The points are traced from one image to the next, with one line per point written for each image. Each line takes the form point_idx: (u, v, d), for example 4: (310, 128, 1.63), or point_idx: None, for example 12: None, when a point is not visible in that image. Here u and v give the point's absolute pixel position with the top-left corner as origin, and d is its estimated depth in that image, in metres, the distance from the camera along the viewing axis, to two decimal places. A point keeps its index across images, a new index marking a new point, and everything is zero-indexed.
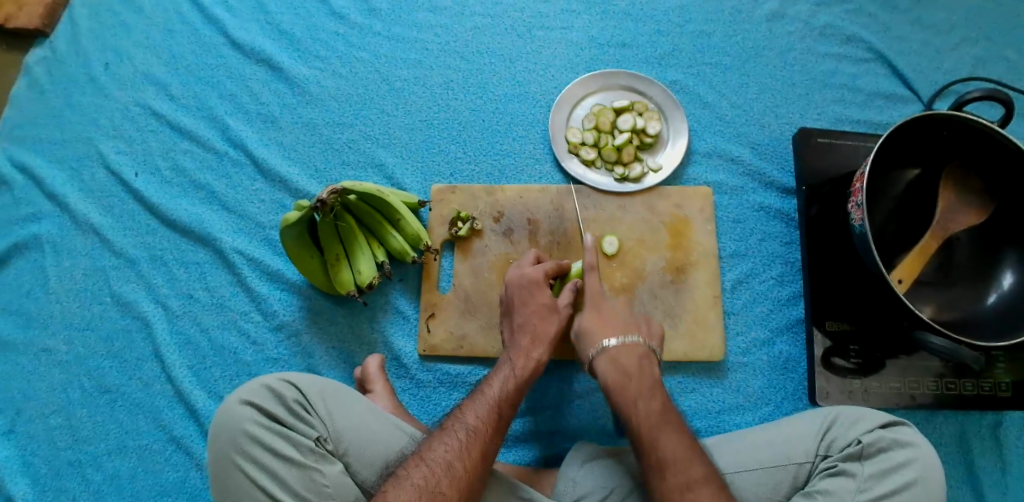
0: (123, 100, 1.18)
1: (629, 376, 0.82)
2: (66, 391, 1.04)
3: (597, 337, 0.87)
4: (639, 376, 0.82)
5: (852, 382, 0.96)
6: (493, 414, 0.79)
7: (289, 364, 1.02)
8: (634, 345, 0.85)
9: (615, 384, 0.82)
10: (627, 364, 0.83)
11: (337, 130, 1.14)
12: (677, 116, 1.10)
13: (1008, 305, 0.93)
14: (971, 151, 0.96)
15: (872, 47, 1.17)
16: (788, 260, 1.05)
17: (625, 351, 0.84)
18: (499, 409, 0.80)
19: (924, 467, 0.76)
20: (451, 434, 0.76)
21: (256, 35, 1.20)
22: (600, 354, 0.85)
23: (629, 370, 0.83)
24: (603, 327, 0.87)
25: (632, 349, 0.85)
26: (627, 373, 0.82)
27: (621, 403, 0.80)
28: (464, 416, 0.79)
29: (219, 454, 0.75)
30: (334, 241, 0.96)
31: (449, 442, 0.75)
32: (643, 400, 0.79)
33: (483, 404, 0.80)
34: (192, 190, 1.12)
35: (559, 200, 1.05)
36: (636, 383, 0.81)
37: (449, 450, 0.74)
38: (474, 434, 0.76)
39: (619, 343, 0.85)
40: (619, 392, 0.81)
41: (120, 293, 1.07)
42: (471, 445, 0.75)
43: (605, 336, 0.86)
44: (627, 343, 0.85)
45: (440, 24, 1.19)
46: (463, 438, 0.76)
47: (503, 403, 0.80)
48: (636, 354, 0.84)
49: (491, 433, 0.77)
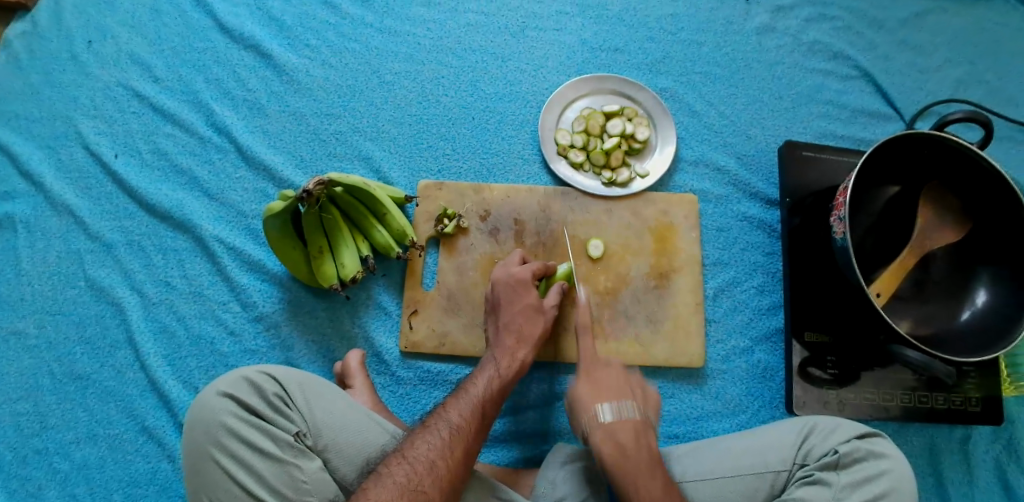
0: (105, 80, 1.15)
1: (626, 452, 0.77)
2: (34, 376, 1.01)
3: (592, 405, 0.82)
4: (635, 450, 0.77)
5: (828, 393, 0.98)
6: (477, 413, 0.79)
7: (267, 355, 1.01)
8: (629, 416, 0.80)
9: (613, 459, 0.77)
10: (625, 440, 0.78)
11: (325, 121, 1.12)
12: (666, 124, 1.11)
13: (980, 323, 0.96)
14: (950, 171, 0.99)
15: (858, 64, 1.19)
16: (769, 270, 1.06)
17: (621, 424, 0.79)
18: (483, 409, 0.80)
19: (899, 477, 0.77)
20: (434, 433, 0.75)
21: (245, 21, 1.18)
22: (596, 425, 0.80)
23: (627, 446, 0.78)
24: (599, 397, 0.83)
25: (628, 423, 0.80)
26: (625, 449, 0.77)
27: (621, 483, 0.75)
28: (447, 415, 0.78)
29: (196, 447, 0.73)
30: (319, 233, 0.95)
31: (432, 441, 0.74)
32: (642, 480, 0.75)
33: (467, 404, 0.80)
34: (173, 175, 1.10)
35: (546, 201, 1.05)
36: (635, 461, 0.76)
37: (432, 449, 0.73)
38: (458, 432, 0.76)
39: (615, 415, 0.80)
40: (614, 464, 0.76)
41: (95, 277, 1.05)
42: (454, 444, 0.74)
43: (600, 409, 0.81)
44: (623, 415, 0.80)
45: (433, 20, 1.18)
46: (447, 436, 0.75)
47: (487, 402, 0.80)
48: (631, 427, 0.79)
49: (474, 432, 0.77)
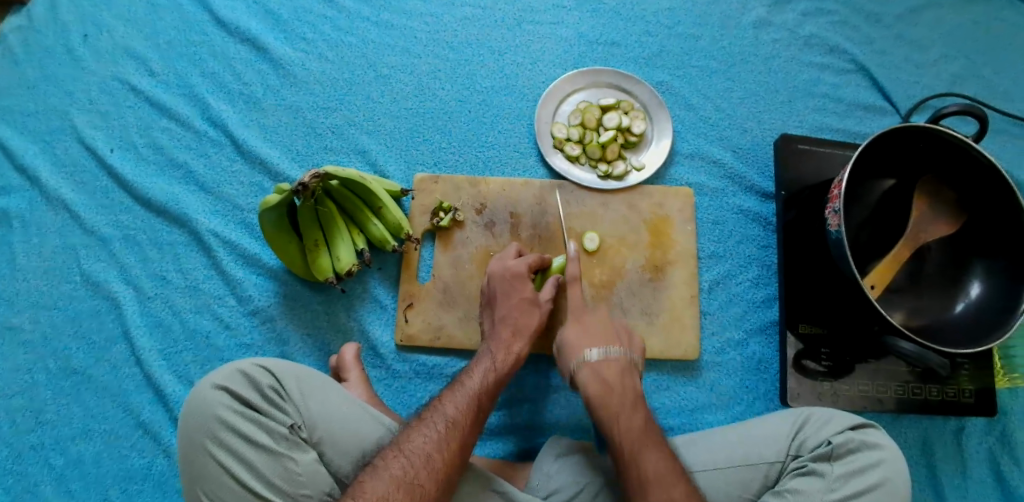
0: (99, 74, 1.15)
1: (611, 389, 0.83)
2: (30, 371, 1.01)
3: (580, 349, 0.87)
4: (620, 390, 0.83)
5: (822, 385, 0.98)
6: (473, 405, 0.79)
7: (263, 349, 1.01)
8: (616, 357, 0.86)
9: (599, 394, 0.83)
10: (610, 376, 0.84)
11: (321, 115, 1.12)
12: (662, 118, 1.11)
13: (973, 315, 0.96)
14: (945, 164, 0.99)
15: (854, 58, 1.19)
16: (764, 263, 1.07)
17: (606, 363, 0.85)
18: (478, 401, 0.80)
19: (892, 468, 0.78)
20: (430, 426, 0.76)
21: (241, 14, 1.17)
22: (583, 364, 0.86)
23: (612, 382, 0.84)
24: (587, 341, 0.88)
25: (614, 362, 0.86)
26: (611, 387, 0.83)
27: (604, 415, 0.81)
28: (443, 408, 0.78)
29: (190, 439, 0.73)
30: (314, 227, 0.95)
31: (428, 434, 0.75)
32: (625, 414, 0.80)
33: (462, 396, 0.80)
34: (169, 170, 1.10)
35: (542, 194, 1.05)
36: (619, 398, 0.82)
37: (428, 442, 0.74)
38: (454, 425, 0.76)
39: (601, 355, 0.86)
40: (600, 404, 0.82)
41: (90, 272, 1.05)
42: (450, 437, 0.75)
43: (588, 348, 0.87)
44: (610, 357, 0.86)
45: (430, 13, 1.18)
46: (443, 429, 0.75)
47: (482, 395, 0.81)
48: (616, 366, 0.85)
49: (470, 425, 0.77)
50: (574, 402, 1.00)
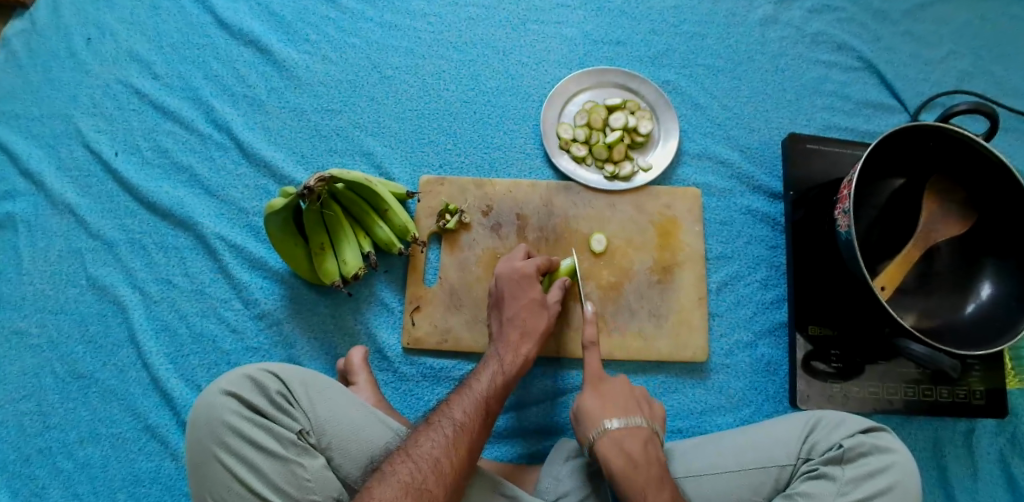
0: (103, 77, 1.14)
1: (636, 465, 0.77)
2: (37, 375, 1.01)
3: (601, 418, 0.82)
4: (645, 464, 0.77)
5: (832, 386, 0.98)
6: (481, 409, 0.79)
7: (270, 353, 1.01)
8: (637, 427, 0.80)
9: (623, 470, 0.76)
10: (634, 449, 0.78)
11: (326, 117, 1.12)
12: (668, 117, 1.10)
13: (984, 315, 0.96)
14: (954, 163, 0.99)
15: (862, 56, 1.18)
16: (773, 264, 1.06)
17: (627, 433, 0.80)
18: (486, 405, 0.79)
19: (902, 471, 0.78)
20: (438, 430, 0.75)
21: (245, 16, 1.17)
22: (605, 437, 0.80)
23: (636, 456, 0.78)
24: (607, 411, 0.82)
25: (637, 433, 0.80)
26: (635, 461, 0.77)
27: (631, 495, 0.75)
28: (451, 411, 0.78)
29: (199, 445, 0.73)
30: (320, 230, 0.95)
31: (436, 438, 0.74)
32: (652, 492, 0.75)
33: (470, 400, 0.79)
34: (174, 173, 1.09)
35: (548, 196, 1.05)
36: (645, 473, 0.76)
37: (436, 446, 0.73)
38: (462, 429, 0.76)
39: (624, 426, 0.80)
40: (626, 481, 0.76)
41: (96, 276, 1.04)
42: (459, 441, 0.74)
43: (608, 417, 0.81)
44: (631, 425, 0.81)
45: (433, 13, 1.17)
46: (451, 434, 0.75)
47: (490, 398, 0.80)
48: (639, 439, 0.79)
49: (477, 428, 0.77)
50: None
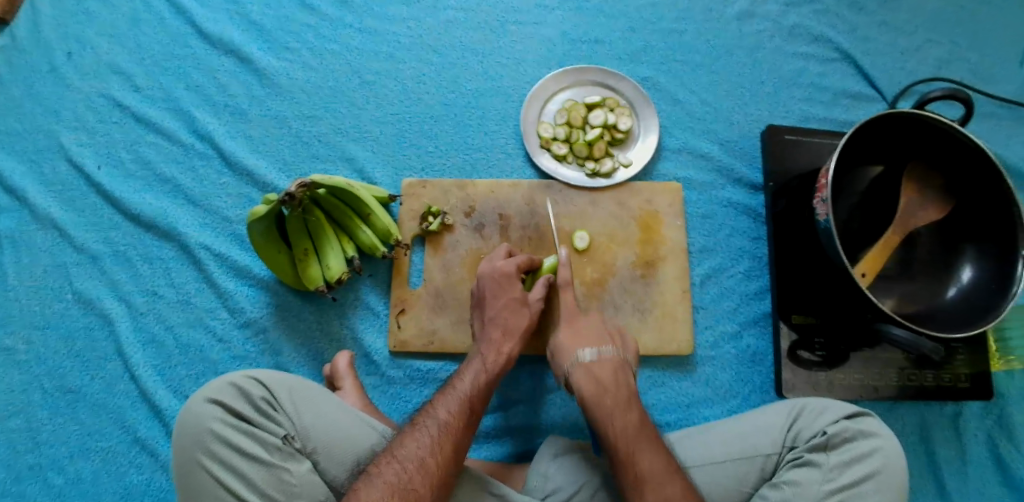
0: (84, 91, 1.14)
1: (606, 389, 0.82)
2: (25, 391, 1.01)
3: (573, 350, 0.87)
4: (615, 389, 0.83)
5: (817, 374, 0.98)
6: (465, 409, 0.79)
7: (257, 361, 1.01)
8: (610, 357, 0.86)
9: (593, 394, 0.82)
10: (604, 377, 0.84)
11: (307, 123, 1.12)
12: (648, 113, 1.11)
13: (965, 299, 0.98)
14: (931, 150, 1.01)
15: (839, 46, 1.19)
16: (755, 255, 1.07)
17: (600, 363, 0.85)
18: (470, 405, 0.80)
19: (886, 456, 0.78)
20: (422, 431, 0.76)
21: (224, 26, 1.17)
22: (577, 364, 0.85)
23: (606, 382, 0.83)
24: (580, 342, 0.88)
25: (607, 361, 0.85)
26: (605, 386, 0.82)
27: (597, 413, 0.80)
28: (435, 412, 0.78)
29: (184, 454, 0.73)
30: (303, 236, 0.96)
31: (421, 439, 0.75)
32: (620, 413, 0.80)
33: (454, 400, 0.80)
34: (157, 184, 1.10)
35: (530, 195, 1.05)
36: (613, 397, 0.82)
37: (421, 447, 0.74)
38: (446, 429, 0.76)
39: (596, 356, 0.86)
40: (596, 405, 0.81)
41: (82, 289, 1.04)
42: (444, 441, 0.75)
43: (581, 348, 0.86)
44: (602, 356, 0.86)
45: (412, 17, 1.18)
46: (436, 433, 0.75)
47: (473, 398, 0.81)
48: (611, 365, 0.85)
49: (463, 428, 0.77)
50: (569, 401, 1.00)
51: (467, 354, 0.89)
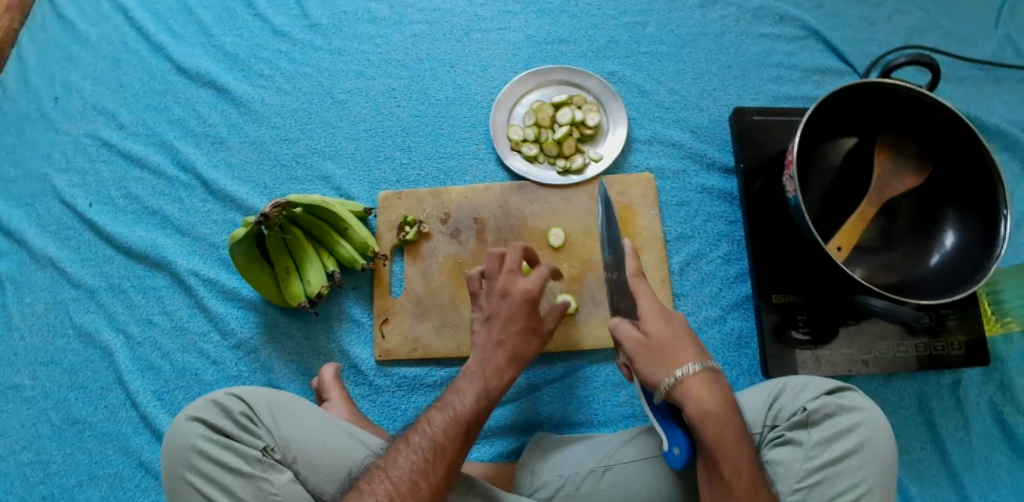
0: (74, 133, 1.20)
1: (725, 414, 0.71)
2: (34, 425, 1.05)
3: (681, 363, 0.72)
4: (731, 412, 0.71)
5: (803, 352, 0.98)
6: (461, 430, 0.78)
7: (250, 379, 1.04)
8: (720, 372, 0.73)
9: (717, 421, 0.70)
10: (720, 397, 0.72)
11: (285, 146, 1.15)
12: (616, 107, 1.12)
13: (949, 265, 0.97)
14: (902, 117, 0.99)
15: (805, 24, 1.19)
16: (734, 238, 1.06)
17: (714, 377, 0.72)
18: (466, 427, 0.79)
19: (871, 430, 0.77)
20: (416, 450, 0.75)
21: (201, 59, 1.22)
22: (692, 382, 0.71)
23: (723, 404, 0.71)
24: (681, 350, 0.74)
25: (719, 376, 0.73)
26: (725, 411, 0.71)
27: (716, 439, 0.69)
28: (430, 431, 0.77)
29: (171, 471, 0.76)
30: (284, 254, 0.99)
31: (415, 459, 0.74)
32: (739, 443, 0.70)
33: (450, 419, 0.79)
34: (146, 217, 1.14)
35: (503, 197, 1.06)
36: (731, 425, 0.71)
37: (414, 468, 0.73)
38: (441, 452, 0.75)
39: (704, 369, 0.72)
40: (716, 431, 0.69)
41: (81, 323, 1.09)
42: (438, 463, 0.74)
43: (689, 362, 0.72)
44: (710, 368, 0.73)
45: (380, 35, 1.21)
46: (430, 454, 0.75)
47: (470, 421, 0.79)
48: (721, 381, 0.73)
49: (458, 451, 0.76)
50: (557, 397, 1.00)
51: (465, 366, 0.87)
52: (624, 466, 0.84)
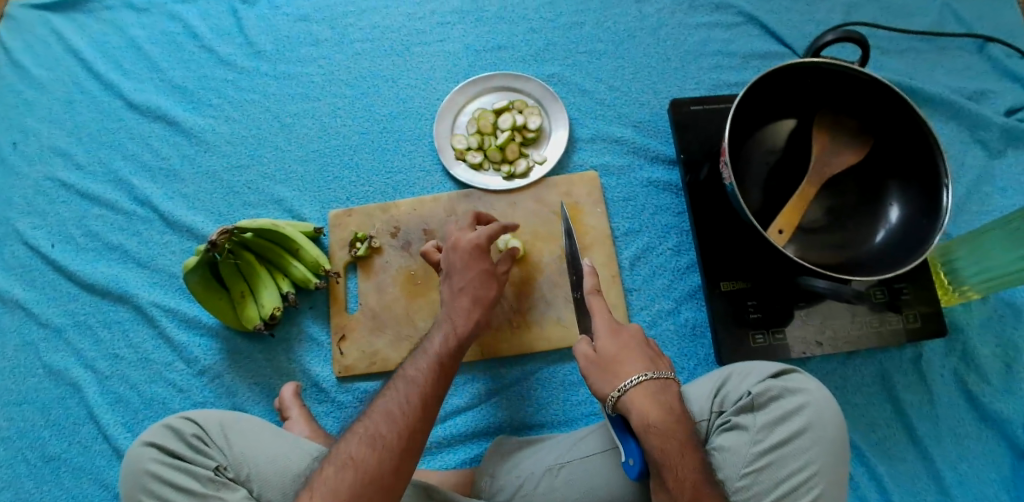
0: (33, 177, 1.22)
1: (674, 422, 0.72)
2: (10, 465, 1.07)
3: (629, 370, 0.76)
4: (681, 421, 0.73)
5: (756, 337, 0.98)
6: (435, 366, 0.81)
7: (216, 404, 1.05)
8: (671, 382, 0.76)
9: (664, 426, 0.71)
10: (671, 406, 0.74)
11: (236, 173, 1.17)
12: (557, 109, 1.13)
13: (895, 239, 0.97)
14: (837, 95, 1.00)
15: (741, 10, 1.19)
16: (682, 229, 1.07)
17: (662, 388, 0.75)
18: (441, 361, 0.82)
19: (817, 410, 0.79)
20: (392, 388, 0.79)
21: (151, 95, 1.24)
22: (639, 389, 0.74)
23: (674, 413, 0.73)
24: (630, 358, 0.78)
25: (669, 387, 0.76)
26: (674, 418, 0.73)
27: (660, 448, 0.70)
28: (406, 371, 0.81)
29: (128, 496, 0.78)
30: (238, 278, 1.01)
31: (390, 394, 0.78)
32: (689, 450, 0.71)
33: (424, 358, 0.82)
34: (107, 253, 1.16)
35: (451, 207, 1.08)
36: (681, 433, 0.72)
37: (390, 400, 0.77)
38: (415, 383, 0.78)
39: (655, 379, 0.75)
40: (661, 437, 0.71)
41: (51, 362, 1.11)
42: (410, 392, 0.77)
43: (637, 371, 0.76)
44: (662, 379, 0.76)
45: (322, 56, 1.23)
46: (402, 388, 0.78)
47: (444, 356, 0.82)
48: (673, 393, 0.76)
49: (429, 381, 0.79)
50: (518, 401, 1.01)
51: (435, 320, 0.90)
52: (577, 463, 0.85)
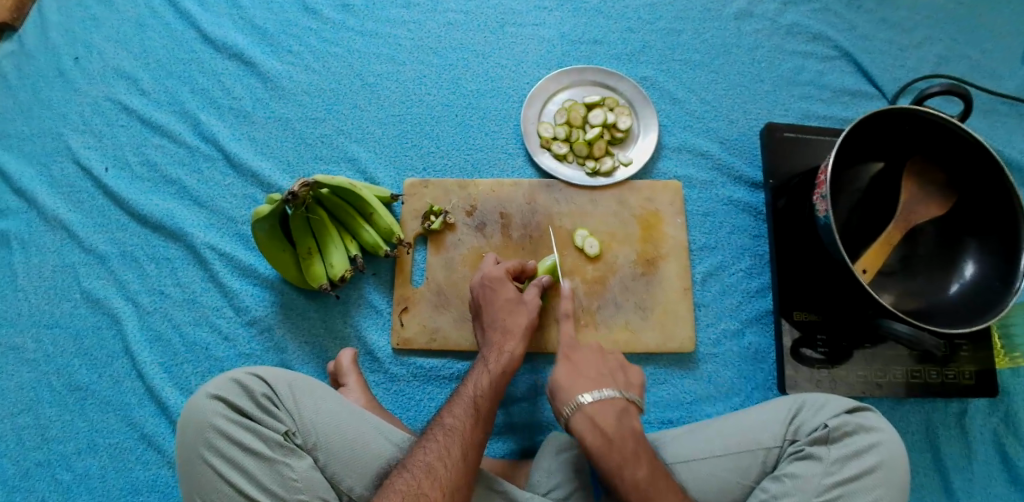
0: (91, 95, 1.16)
1: (611, 443, 0.77)
2: (33, 389, 1.02)
3: (573, 394, 0.82)
4: (620, 440, 0.78)
5: (820, 371, 0.98)
6: (472, 411, 0.79)
7: (262, 358, 1.02)
8: (612, 400, 0.81)
9: (599, 449, 0.77)
10: (609, 427, 0.79)
11: (311, 125, 1.13)
12: (647, 113, 1.12)
13: (969, 295, 0.96)
14: (931, 145, 1.00)
15: (837, 45, 1.20)
16: (756, 253, 1.07)
17: (602, 408, 0.80)
18: (476, 404, 0.80)
19: (888, 450, 0.78)
20: (430, 438, 0.75)
21: (228, 30, 1.19)
22: (578, 413, 0.80)
23: (612, 434, 0.78)
24: (579, 380, 0.84)
25: (609, 405, 0.81)
26: (610, 439, 0.78)
27: (605, 467, 0.77)
28: (441, 418, 0.78)
29: (186, 450, 0.74)
30: (307, 235, 0.96)
31: (428, 445, 0.74)
32: (630, 468, 0.76)
33: (460, 404, 0.80)
34: (164, 186, 1.11)
35: (531, 194, 1.06)
36: (620, 451, 0.77)
37: (429, 452, 0.73)
38: (451, 432, 0.76)
39: (597, 400, 0.81)
40: (601, 457, 0.77)
41: (90, 289, 1.06)
42: (450, 443, 0.74)
43: (581, 393, 0.82)
44: (604, 398, 0.81)
45: (413, 20, 1.19)
46: (442, 438, 0.75)
47: (479, 398, 0.81)
48: (614, 410, 0.80)
49: (469, 428, 0.77)
50: None
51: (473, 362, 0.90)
52: None
